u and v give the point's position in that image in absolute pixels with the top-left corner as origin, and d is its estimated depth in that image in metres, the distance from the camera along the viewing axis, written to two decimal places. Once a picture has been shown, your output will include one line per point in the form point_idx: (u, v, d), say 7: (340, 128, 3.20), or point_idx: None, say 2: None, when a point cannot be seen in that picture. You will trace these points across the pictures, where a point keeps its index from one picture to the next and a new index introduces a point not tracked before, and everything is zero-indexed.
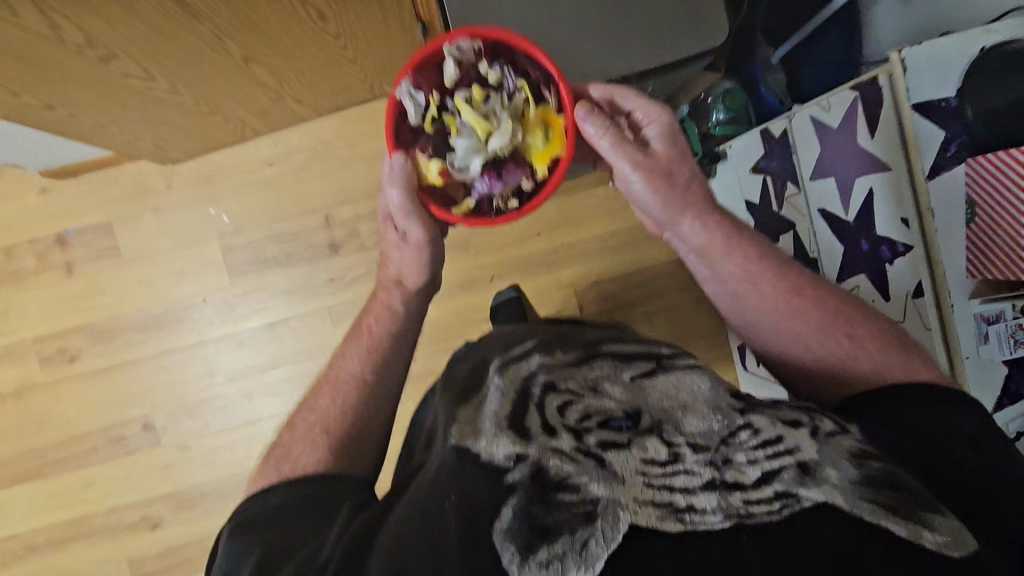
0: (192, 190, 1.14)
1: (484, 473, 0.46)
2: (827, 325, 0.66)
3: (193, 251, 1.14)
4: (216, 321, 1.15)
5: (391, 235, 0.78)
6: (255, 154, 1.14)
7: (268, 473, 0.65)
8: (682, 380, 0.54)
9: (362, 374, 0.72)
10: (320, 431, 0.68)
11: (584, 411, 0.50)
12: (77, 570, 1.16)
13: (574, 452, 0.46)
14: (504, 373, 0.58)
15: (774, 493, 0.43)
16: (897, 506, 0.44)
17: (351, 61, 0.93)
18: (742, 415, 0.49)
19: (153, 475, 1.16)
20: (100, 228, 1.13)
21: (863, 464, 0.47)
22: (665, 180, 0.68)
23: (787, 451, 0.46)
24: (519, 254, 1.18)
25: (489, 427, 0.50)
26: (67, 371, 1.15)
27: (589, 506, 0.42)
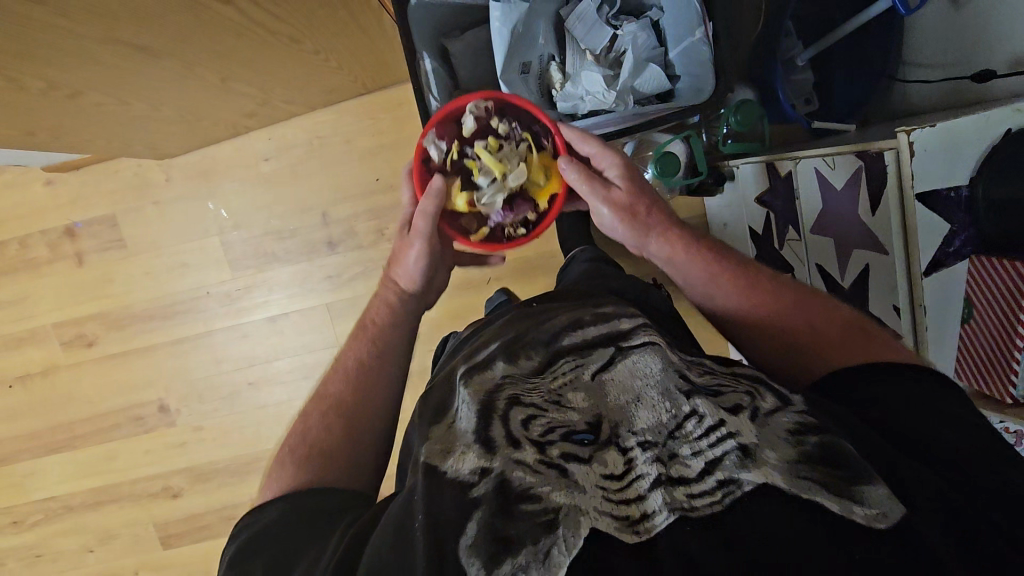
0: (191, 184, 1.14)
1: (450, 494, 0.43)
2: (772, 316, 0.62)
3: (195, 244, 1.16)
4: (220, 313, 1.18)
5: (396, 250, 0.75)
6: (251, 148, 1.13)
7: (276, 480, 0.59)
8: (636, 369, 0.52)
9: (368, 362, 0.69)
10: (328, 427, 0.63)
11: (547, 424, 0.48)
12: (111, 530, 1.28)
13: (537, 464, 0.44)
14: (472, 382, 0.56)
15: (717, 482, 0.40)
16: (838, 484, 0.41)
17: (336, 67, 0.88)
18: (688, 401, 0.47)
19: (170, 451, 1.24)
20: (105, 220, 1.16)
21: (803, 439, 0.44)
22: (633, 213, 0.68)
23: (728, 436, 0.43)
24: (517, 256, 1.15)
25: (457, 444, 0.48)
26: (85, 354, 1.21)
27: (551, 514, 0.40)
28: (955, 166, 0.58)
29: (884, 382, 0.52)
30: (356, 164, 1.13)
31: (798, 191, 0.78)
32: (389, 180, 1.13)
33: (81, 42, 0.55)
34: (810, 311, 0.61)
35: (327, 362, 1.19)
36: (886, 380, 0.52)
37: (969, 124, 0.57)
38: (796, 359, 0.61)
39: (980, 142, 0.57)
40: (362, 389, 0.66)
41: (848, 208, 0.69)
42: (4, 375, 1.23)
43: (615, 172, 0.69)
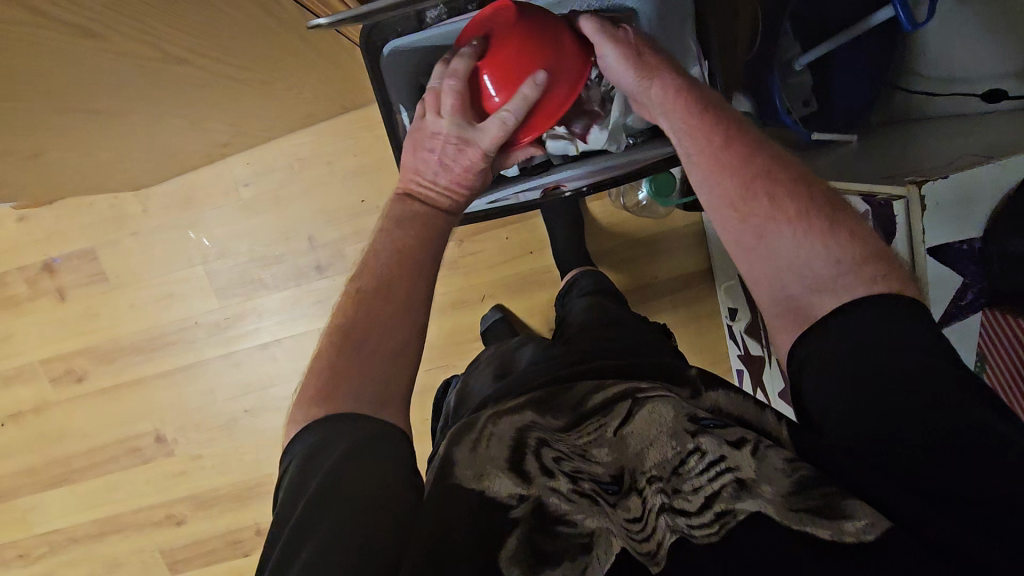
0: (169, 213, 1.11)
1: (485, 511, 0.44)
2: (751, 176, 0.52)
3: (180, 274, 1.13)
4: (210, 342, 1.16)
5: (463, 171, 0.63)
6: (229, 174, 1.10)
7: (326, 377, 0.50)
8: (652, 417, 0.50)
9: (425, 266, 0.59)
10: (391, 328, 0.54)
11: (576, 467, 0.48)
12: (116, 560, 1.27)
13: (571, 492, 0.46)
14: (500, 420, 0.53)
15: (716, 514, 0.43)
16: (827, 505, 0.42)
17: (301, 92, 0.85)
18: (692, 438, 0.48)
19: (170, 480, 1.23)
20: (84, 254, 1.13)
21: (796, 465, 0.45)
22: (637, 53, 0.58)
23: (725, 469, 0.46)
24: (511, 272, 1.12)
25: (488, 467, 0.47)
26: (75, 389, 1.19)
27: (586, 537, 0.42)
28: (965, 218, 0.59)
29: (883, 330, 0.45)
30: (340, 186, 1.10)
31: None
32: (375, 200, 1.10)
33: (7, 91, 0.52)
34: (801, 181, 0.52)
35: None
36: (883, 322, 0.45)
37: (981, 176, 0.58)
38: (770, 226, 0.50)
39: (992, 193, 0.59)
40: (421, 292, 0.58)
41: None
42: None
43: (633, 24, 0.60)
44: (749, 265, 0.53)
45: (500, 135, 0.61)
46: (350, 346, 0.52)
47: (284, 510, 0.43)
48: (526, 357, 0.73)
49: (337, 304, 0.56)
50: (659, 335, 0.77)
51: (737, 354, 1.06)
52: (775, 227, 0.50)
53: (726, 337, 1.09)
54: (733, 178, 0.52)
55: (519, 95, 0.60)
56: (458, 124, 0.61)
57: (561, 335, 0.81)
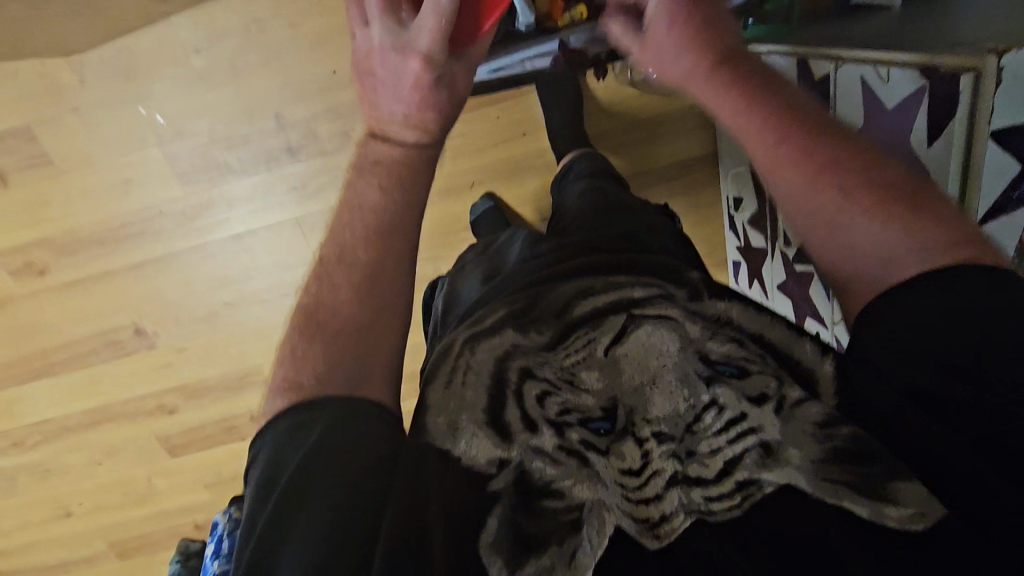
0: (111, 84, 0.97)
1: (463, 481, 0.44)
2: (809, 162, 0.46)
3: (134, 156, 1.02)
4: (179, 232, 1.08)
5: (409, 89, 0.51)
6: (174, 37, 0.95)
7: (290, 360, 0.46)
8: (651, 347, 0.48)
9: (401, 229, 0.51)
10: (358, 304, 0.47)
11: (564, 404, 0.47)
12: (114, 446, 1.29)
13: (556, 453, 0.45)
14: (477, 348, 0.52)
15: (736, 485, 0.42)
16: (864, 482, 0.41)
17: None
18: (707, 388, 0.46)
19: (156, 371, 1.21)
20: (20, 133, 1.00)
21: (832, 434, 0.43)
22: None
23: (750, 430, 0.44)
24: (505, 157, 1.04)
25: (467, 424, 0.46)
26: (40, 283, 1.12)
27: (576, 513, 0.42)
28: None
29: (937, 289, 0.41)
30: (306, 53, 0.97)
31: (835, 100, 0.71)
32: (347, 72, 0.98)
33: None
34: (863, 161, 0.46)
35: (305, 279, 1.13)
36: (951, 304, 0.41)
37: None
38: (830, 218, 0.45)
39: None
40: (392, 253, 0.50)
41: (902, 133, 0.64)
42: None
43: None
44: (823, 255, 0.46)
45: (438, 24, 0.49)
46: (313, 326, 0.47)
47: (257, 496, 0.41)
48: (516, 253, 0.67)
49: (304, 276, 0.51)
50: (663, 222, 0.71)
51: (736, 245, 1.03)
52: (852, 218, 0.45)
53: (726, 228, 1.05)
54: (799, 166, 0.47)
55: None
56: (390, 28, 0.51)
57: (558, 224, 0.75)
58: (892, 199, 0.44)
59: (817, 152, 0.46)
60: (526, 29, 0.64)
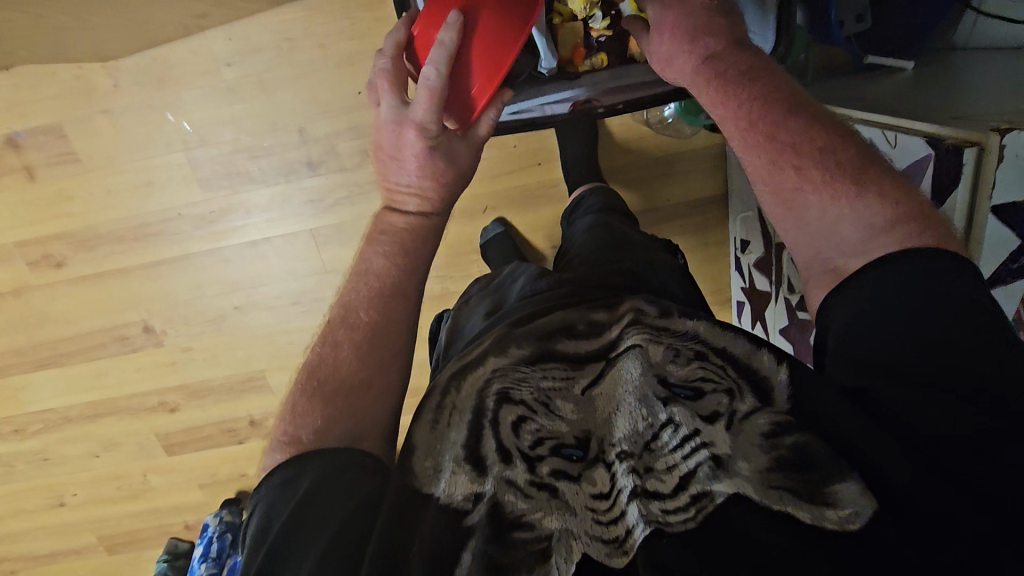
0: (143, 90, 1.00)
1: (442, 522, 0.40)
2: (769, 142, 0.51)
3: (159, 159, 1.05)
4: (196, 235, 1.11)
5: (409, 159, 0.57)
6: (207, 50, 0.98)
7: (292, 417, 0.48)
8: (618, 374, 0.46)
9: (400, 292, 0.55)
10: (356, 363, 0.51)
11: (538, 432, 0.44)
12: (112, 439, 1.30)
13: (528, 485, 0.41)
14: (462, 386, 0.49)
15: (691, 497, 0.38)
16: (820, 494, 0.38)
17: None
18: (664, 406, 0.43)
19: (161, 369, 1.23)
20: (51, 130, 1.03)
21: (776, 443, 0.41)
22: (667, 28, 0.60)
23: (703, 443, 0.40)
24: (517, 184, 1.06)
25: (448, 461, 0.43)
26: (56, 276, 1.15)
27: (545, 542, 0.38)
28: None
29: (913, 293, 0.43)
30: (334, 73, 1.00)
31: None
32: None
33: None
34: (842, 162, 0.48)
35: (314, 289, 1.15)
36: (905, 294, 0.43)
37: None
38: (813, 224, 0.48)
39: None
40: (391, 319, 0.54)
41: None
42: None
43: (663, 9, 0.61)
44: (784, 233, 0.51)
45: (428, 98, 0.54)
46: (315, 384, 0.50)
47: (246, 558, 0.40)
48: (518, 289, 0.69)
49: (311, 339, 0.55)
50: (668, 259, 0.72)
51: (741, 286, 1.04)
52: (834, 223, 0.47)
53: (731, 268, 1.06)
54: (781, 179, 0.50)
55: (438, 44, 0.55)
56: (394, 107, 0.57)
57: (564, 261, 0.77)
58: (845, 180, 0.47)
59: (781, 138, 0.50)
60: (547, 74, 0.68)
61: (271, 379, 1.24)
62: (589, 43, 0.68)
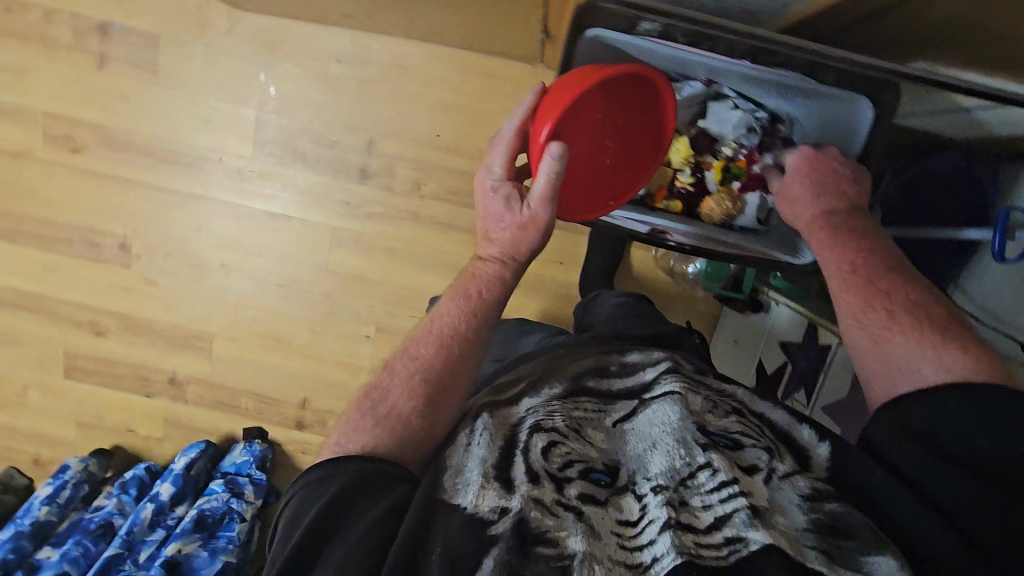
0: (251, 46, 1.06)
1: (471, 529, 0.49)
2: (858, 294, 0.62)
3: (228, 106, 1.08)
4: (223, 184, 1.12)
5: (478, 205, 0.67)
6: (327, 42, 1.06)
7: (346, 430, 0.57)
8: (656, 418, 0.57)
9: (471, 346, 0.61)
10: (415, 407, 0.57)
11: (568, 456, 0.54)
12: (20, 335, 1.21)
13: (555, 505, 0.51)
14: (494, 414, 0.58)
15: (724, 538, 0.49)
16: (836, 554, 0.49)
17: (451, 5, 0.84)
18: (703, 452, 0.54)
19: (112, 289, 1.18)
20: (147, 38, 1.07)
21: (816, 507, 0.53)
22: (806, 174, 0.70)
23: (740, 492, 0.51)
24: (536, 272, 1.13)
25: (475, 477, 0.52)
26: (65, 159, 1.12)
27: (567, 559, 0.48)
28: None
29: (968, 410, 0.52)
30: (424, 111, 1.09)
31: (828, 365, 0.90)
32: (448, 141, 1.10)
33: None
34: (929, 313, 0.59)
35: (304, 281, 1.15)
36: (951, 402, 0.53)
37: None
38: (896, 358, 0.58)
39: None
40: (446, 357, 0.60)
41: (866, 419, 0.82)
42: None
43: (795, 163, 0.71)
44: (863, 363, 0.61)
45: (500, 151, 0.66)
46: (370, 403, 0.58)
47: (284, 533, 0.52)
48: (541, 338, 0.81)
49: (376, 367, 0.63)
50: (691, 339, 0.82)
51: None
52: (917, 362, 0.57)
53: None
54: (879, 318, 0.60)
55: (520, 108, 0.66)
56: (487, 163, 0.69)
57: (589, 322, 0.88)
58: (929, 326, 0.58)
59: (878, 283, 0.61)
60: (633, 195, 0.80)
61: (216, 347, 1.20)
62: (671, 188, 0.80)
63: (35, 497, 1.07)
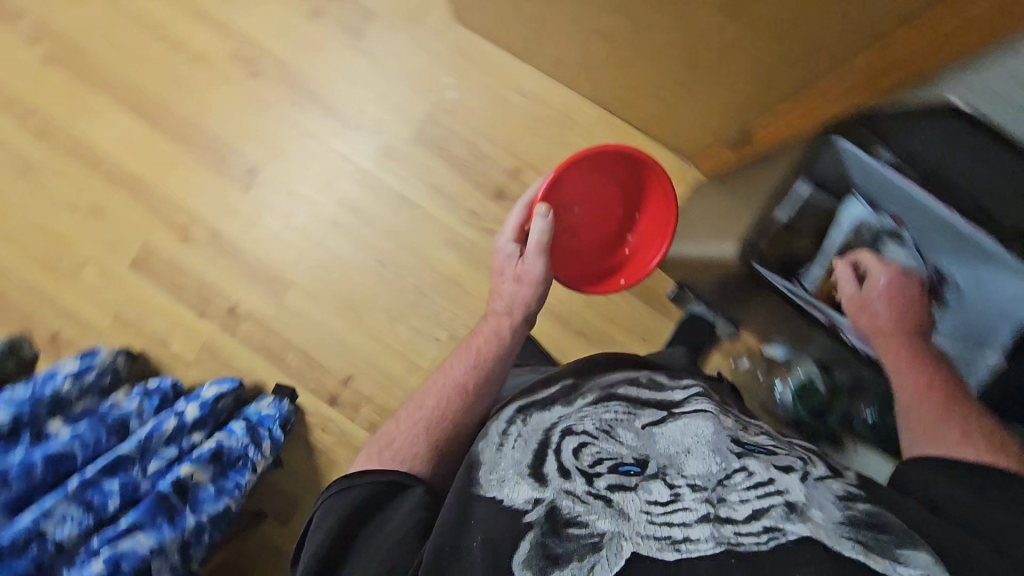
0: (450, 52, 1.16)
1: (505, 516, 0.58)
2: (926, 393, 0.70)
3: (407, 91, 1.17)
4: (370, 153, 1.18)
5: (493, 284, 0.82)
6: (517, 75, 1.16)
7: (371, 454, 0.70)
8: (689, 429, 0.66)
9: (471, 396, 0.74)
10: (417, 453, 0.69)
11: (597, 454, 0.63)
12: (109, 211, 1.21)
13: (585, 494, 0.59)
14: (526, 420, 0.69)
15: (764, 527, 0.54)
16: (874, 546, 0.52)
17: (664, 101, 0.93)
18: (738, 459, 0.61)
19: (220, 205, 1.20)
20: (365, 11, 1.17)
21: (852, 508, 0.56)
22: (895, 281, 0.79)
23: (777, 492, 0.57)
24: (618, 338, 1.16)
25: (511, 473, 0.62)
26: (240, 78, 1.19)
27: (596, 537, 0.55)
28: None
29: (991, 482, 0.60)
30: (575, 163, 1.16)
31: None
32: None
33: None
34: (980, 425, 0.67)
35: (402, 266, 1.18)
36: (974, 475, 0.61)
37: None
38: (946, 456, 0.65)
39: None
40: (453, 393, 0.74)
41: None
42: (165, 27, 1.20)
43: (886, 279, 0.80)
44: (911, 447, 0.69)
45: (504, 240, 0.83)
46: (384, 443, 0.71)
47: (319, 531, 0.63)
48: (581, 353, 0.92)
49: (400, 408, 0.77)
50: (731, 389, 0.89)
51: None
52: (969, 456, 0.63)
53: None
54: (941, 424, 0.67)
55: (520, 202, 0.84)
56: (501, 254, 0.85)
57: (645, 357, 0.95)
58: (983, 436, 0.65)
59: (940, 393, 0.70)
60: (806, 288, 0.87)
61: (290, 295, 1.19)
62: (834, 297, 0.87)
63: (38, 376, 0.97)
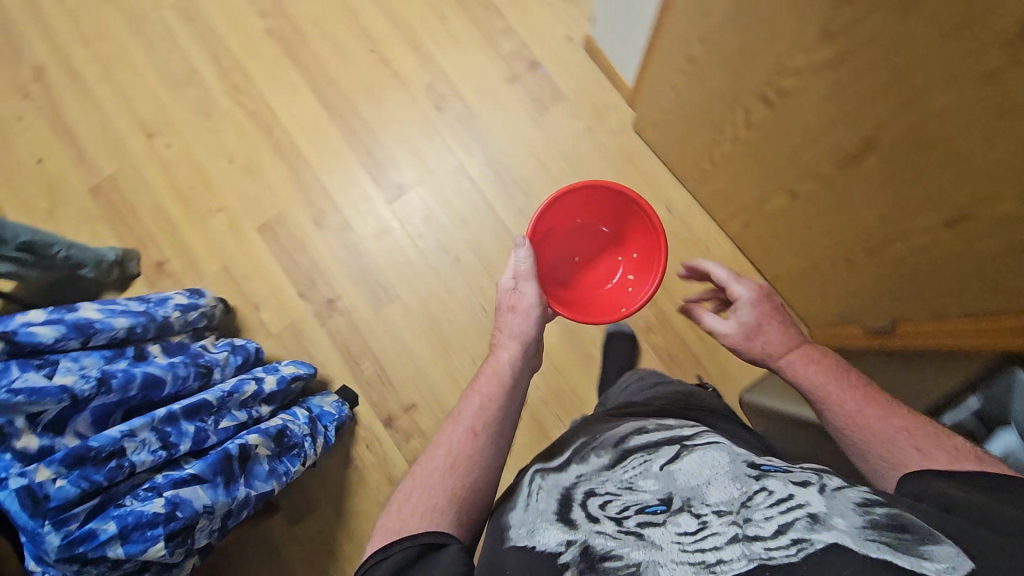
0: (619, 152, 1.23)
1: (546, 562, 0.53)
2: (886, 414, 0.63)
3: (566, 171, 1.23)
4: (513, 212, 1.24)
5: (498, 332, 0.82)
6: (672, 193, 1.21)
7: (391, 515, 0.63)
8: (706, 461, 0.60)
9: (479, 436, 0.68)
10: (434, 502, 0.62)
11: (622, 503, 0.58)
12: (263, 174, 1.28)
13: (615, 533, 0.54)
14: (550, 479, 0.66)
15: (791, 539, 0.47)
16: (897, 542, 0.46)
17: (817, 274, 0.95)
18: (757, 481, 0.55)
19: (362, 206, 1.26)
20: (556, 90, 1.25)
21: (870, 510, 0.49)
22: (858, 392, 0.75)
23: (799, 505, 0.50)
24: None
25: (538, 524, 0.58)
26: (424, 106, 1.27)
27: (632, 565, 0.50)
28: None
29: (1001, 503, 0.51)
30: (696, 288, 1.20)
31: None
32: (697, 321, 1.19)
33: (855, 108, 0.64)
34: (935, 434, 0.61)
35: None
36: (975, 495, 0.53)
37: None
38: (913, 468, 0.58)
39: None
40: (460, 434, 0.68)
41: None
42: (376, 41, 1.30)
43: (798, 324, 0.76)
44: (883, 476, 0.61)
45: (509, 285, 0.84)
46: (404, 495, 0.64)
47: None
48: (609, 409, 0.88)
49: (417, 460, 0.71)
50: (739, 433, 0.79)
51: None
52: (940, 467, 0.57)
53: None
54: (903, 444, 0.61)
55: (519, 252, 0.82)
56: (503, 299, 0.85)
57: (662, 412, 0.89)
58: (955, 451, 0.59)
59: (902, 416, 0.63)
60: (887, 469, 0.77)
61: (389, 308, 1.22)
62: None
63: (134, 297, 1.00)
